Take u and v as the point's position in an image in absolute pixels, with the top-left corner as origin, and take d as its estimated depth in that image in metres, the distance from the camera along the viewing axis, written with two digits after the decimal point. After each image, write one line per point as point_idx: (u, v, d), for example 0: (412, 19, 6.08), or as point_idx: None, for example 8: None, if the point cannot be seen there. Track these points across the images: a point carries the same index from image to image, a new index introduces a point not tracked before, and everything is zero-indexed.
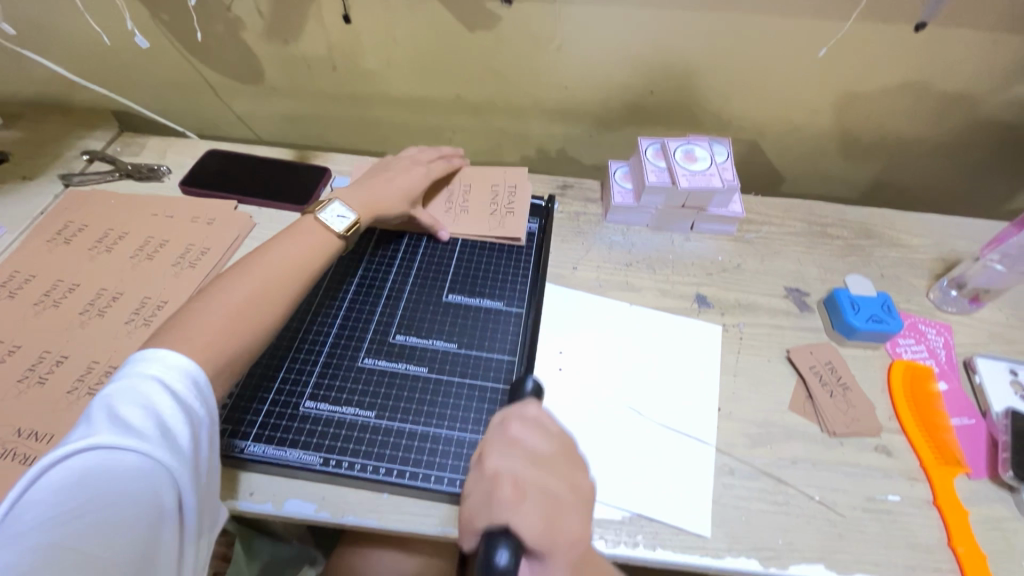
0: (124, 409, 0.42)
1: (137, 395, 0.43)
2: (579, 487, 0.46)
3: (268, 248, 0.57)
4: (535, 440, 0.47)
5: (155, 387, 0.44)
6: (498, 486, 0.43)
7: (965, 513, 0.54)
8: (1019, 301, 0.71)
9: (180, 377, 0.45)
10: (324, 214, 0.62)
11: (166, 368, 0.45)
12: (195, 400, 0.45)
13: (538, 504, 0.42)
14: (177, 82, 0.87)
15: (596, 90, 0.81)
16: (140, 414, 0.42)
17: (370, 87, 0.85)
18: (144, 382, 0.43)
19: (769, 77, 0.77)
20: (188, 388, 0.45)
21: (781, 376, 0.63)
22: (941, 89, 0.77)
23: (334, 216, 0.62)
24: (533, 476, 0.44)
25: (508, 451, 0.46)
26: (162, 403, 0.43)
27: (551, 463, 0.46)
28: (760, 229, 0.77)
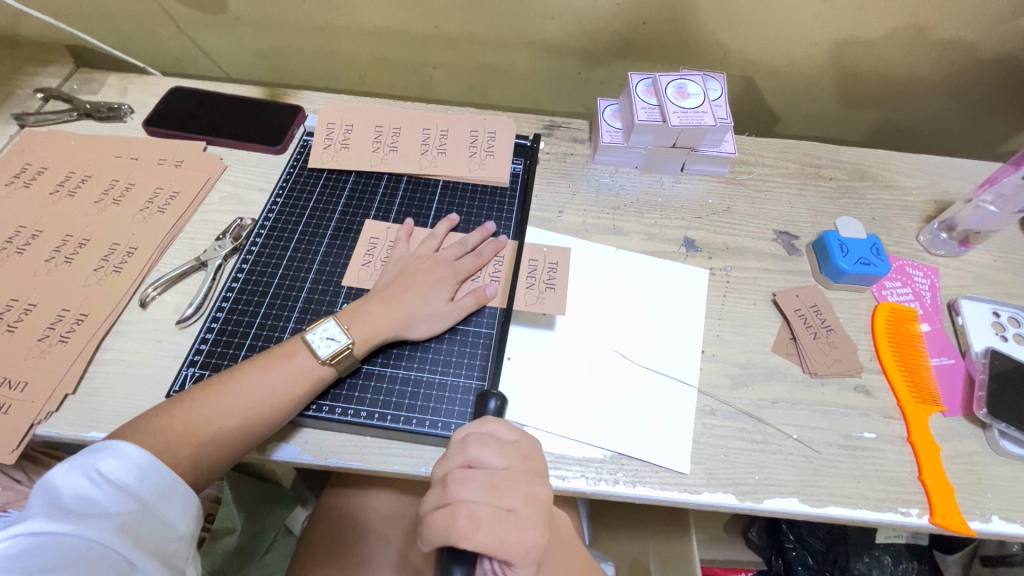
0: (74, 492, 0.40)
1: (85, 479, 0.41)
2: (538, 496, 0.41)
3: (231, 374, 0.50)
4: (491, 456, 0.42)
5: (109, 472, 0.42)
6: (451, 519, 0.39)
7: (937, 448, 0.55)
8: (1008, 243, 0.71)
9: (125, 459, 0.43)
10: (309, 334, 0.53)
11: (118, 453, 0.43)
12: (139, 480, 0.43)
13: (494, 532, 0.38)
14: (134, 13, 0.81)
15: (584, 21, 0.76)
16: (88, 500, 0.40)
17: (342, 17, 0.79)
18: (91, 463, 0.42)
19: (768, 8, 0.73)
20: (134, 466, 0.43)
21: (767, 318, 0.63)
22: (946, 20, 0.73)
23: (322, 340, 0.53)
24: (491, 501, 0.40)
25: (465, 475, 0.40)
26: (110, 485, 0.41)
27: (511, 481, 0.41)
28: (752, 170, 0.75)
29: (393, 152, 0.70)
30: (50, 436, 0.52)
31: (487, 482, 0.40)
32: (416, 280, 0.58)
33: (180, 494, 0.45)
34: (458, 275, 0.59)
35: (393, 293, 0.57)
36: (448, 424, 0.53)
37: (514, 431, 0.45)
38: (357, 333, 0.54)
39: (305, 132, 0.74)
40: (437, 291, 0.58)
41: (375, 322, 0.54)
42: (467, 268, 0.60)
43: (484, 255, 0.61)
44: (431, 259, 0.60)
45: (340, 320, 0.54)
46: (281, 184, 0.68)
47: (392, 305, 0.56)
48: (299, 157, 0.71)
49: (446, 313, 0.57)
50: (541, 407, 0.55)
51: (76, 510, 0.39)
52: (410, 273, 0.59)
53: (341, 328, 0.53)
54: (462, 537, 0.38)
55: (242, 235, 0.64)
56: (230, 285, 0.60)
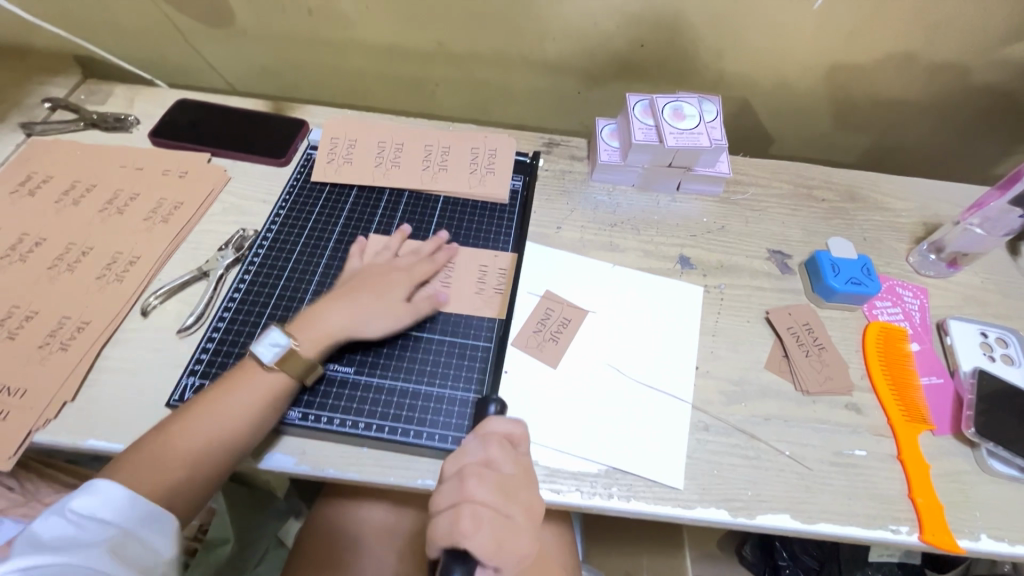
0: (53, 527, 0.40)
1: (59, 517, 0.41)
2: (534, 509, 0.45)
3: (208, 395, 0.51)
4: (505, 462, 0.46)
5: (83, 509, 0.42)
6: (456, 519, 0.41)
7: (927, 467, 0.56)
8: (995, 265, 0.72)
9: (96, 491, 0.43)
10: (308, 348, 0.54)
11: (89, 492, 0.43)
12: (116, 510, 0.43)
13: (494, 537, 0.41)
14: (144, 27, 0.83)
15: (584, 43, 0.79)
16: (64, 533, 0.40)
17: (348, 34, 0.81)
18: (64, 503, 0.42)
19: (761, 34, 0.75)
20: (111, 497, 0.44)
21: (760, 336, 0.64)
22: (933, 47, 0.75)
23: (268, 349, 0.54)
24: (497, 499, 0.42)
25: (480, 473, 0.43)
26: (88, 519, 0.42)
27: (514, 487, 0.44)
28: (746, 190, 0.77)
29: (395, 167, 0.72)
30: (46, 444, 0.52)
31: (496, 485, 0.43)
32: (366, 283, 0.59)
33: (161, 518, 0.45)
34: (414, 279, 0.61)
35: (392, 305, 0.58)
36: (445, 436, 0.54)
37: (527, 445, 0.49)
38: None
39: (309, 146, 0.75)
40: (390, 293, 0.59)
41: (319, 327, 0.55)
42: (422, 272, 0.61)
43: (438, 260, 0.63)
44: (385, 265, 0.62)
45: (286, 329, 0.55)
46: (284, 196, 0.70)
47: (338, 308, 0.57)
48: (303, 170, 0.72)
49: (399, 314, 0.58)
50: (538, 421, 0.56)
51: (58, 543, 0.40)
52: (361, 278, 0.60)
53: (288, 335, 0.54)
54: (464, 534, 0.40)
55: (244, 246, 0.65)
56: (231, 295, 0.61)
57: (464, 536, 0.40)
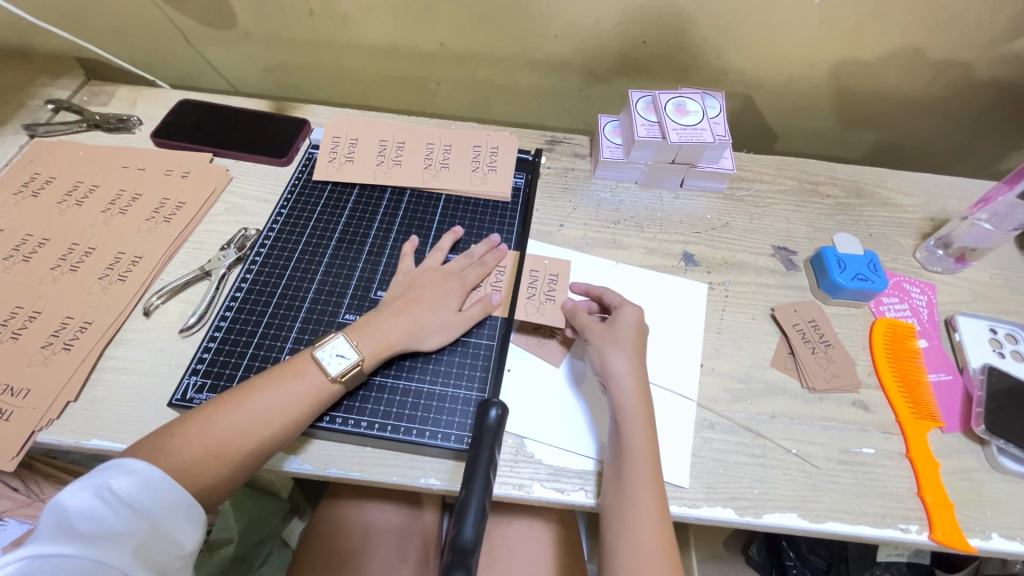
0: (88, 505, 0.40)
1: (95, 496, 0.41)
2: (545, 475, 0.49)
3: (245, 392, 0.50)
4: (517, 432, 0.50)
5: (121, 490, 0.42)
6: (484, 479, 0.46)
7: (936, 464, 0.55)
8: (1003, 261, 0.71)
9: (134, 476, 0.43)
10: (321, 352, 0.53)
11: (129, 474, 0.43)
12: (150, 498, 0.43)
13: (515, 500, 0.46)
14: (146, 29, 0.83)
15: (586, 41, 0.78)
16: (97, 517, 0.40)
17: (349, 34, 0.81)
18: (103, 482, 0.42)
19: (763, 29, 0.75)
20: (149, 483, 0.43)
21: (766, 333, 0.63)
22: (939, 41, 0.74)
23: (331, 357, 0.53)
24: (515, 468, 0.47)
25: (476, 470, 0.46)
26: (125, 502, 0.42)
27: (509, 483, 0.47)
28: (751, 187, 0.76)
29: (398, 166, 0.72)
30: (50, 444, 0.52)
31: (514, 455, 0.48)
32: (425, 292, 0.59)
33: (188, 510, 0.45)
34: (465, 286, 0.60)
35: (403, 305, 0.57)
36: (447, 435, 0.53)
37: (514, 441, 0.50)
38: (369, 350, 0.54)
39: (310, 145, 0.75)
40: (445, 302, 0.59)
41: (384, 336, 0.55)
42: (473, 278, 0.61)
43: (488, 264, 0.63)
44: (439, 271, 0.61)
45: (349, 337, 0.54)
46: (287, 195, 0.70)
47: (403, 318, 0.56)
48: (304, 170, 0.72)
49: (454, 322, 0.58)
50: (541, 422, 0.55)
51: (84, 529, 0.40)
52: (419, 287, 0.60)
53: (351, 345, 0.53)
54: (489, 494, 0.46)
55: (246, 246, 0.65)
56: (233, 295, 0.61)
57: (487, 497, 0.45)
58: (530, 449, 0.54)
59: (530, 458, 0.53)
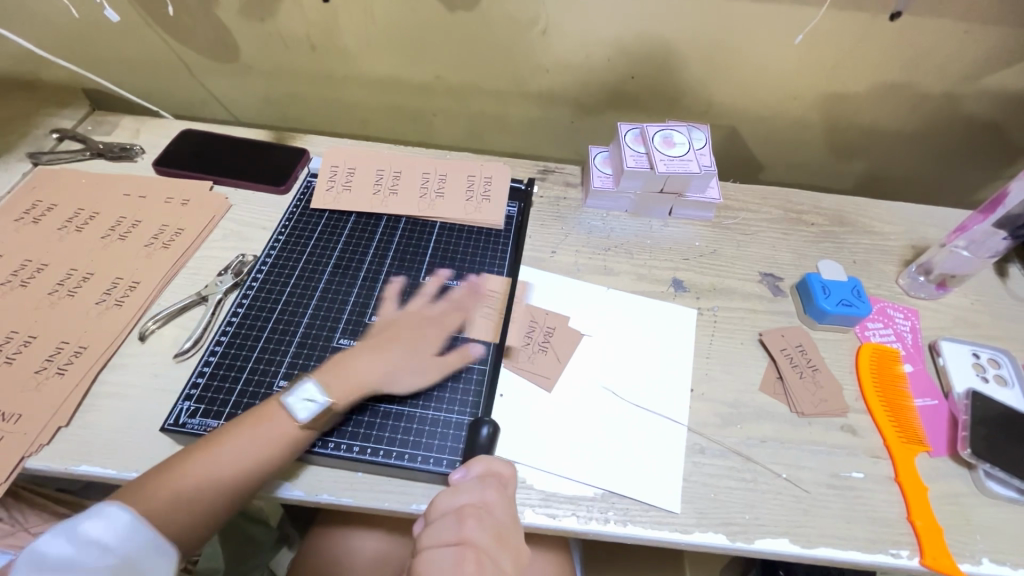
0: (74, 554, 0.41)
1: (69, 541, 0.41)
2: (521, 556, 0.46)
3: (213, 442, 0.49)
4: (499, 504, 0.47)
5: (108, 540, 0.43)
6: (461, 557, 0.42)
7: (924, 489, 0.56)
8: (984, 287, 0.73)
9: (110, 519, 0.43)
10: (290, 397, 0.52)
11: (118, 528, 0.43)
12: (131, 554, 0.43)
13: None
14: (152, 62, 0.86)
15: (577, 76, 0.82)
16: (71, 564, 0.40)
17: (349, 68, 0.84)
18: (77, 527, 0.42)
19: (744, 66, 0.78)
20: (138, 536, 0.44)
21: (754, 358, 0.64)
22: (911, 77, 0.78)
23: (302, 402, 0.52)
24: (491, 546, 0.44)
25: (477, 514, 0.45)
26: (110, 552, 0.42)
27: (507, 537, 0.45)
28: (737, 215, 0.78)
29: (394, 194, 0.73)
30: (38, 470, 0.52)
31: (492, 531, 0.44)
32: (403, 335, 0.59)
33: (163, 554, 0.44)
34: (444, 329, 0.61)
35: (379, 346, 0.57)
36: (439, 460, 0.53)
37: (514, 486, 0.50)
38: (340, 392, 0.53)
39: (309, 174, 0.77)
40: (423, 344, 0.59)
41: (358, 380, 0.55)
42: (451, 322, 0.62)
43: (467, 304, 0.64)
44: (421, 315, 0.62)
45: (319, 382, 0.54)
46: (284, 222, 0.71)
47: (379, 359, 0.56)
48: (302, 198, 0.74)
49: (431, 365, 0.58)
50: (533, 447, 0.56)
51: None
52: (397, 329, 0.60)
53: (322, 390, 0.53)
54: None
55: (243, 271, 0.66)
56: (228, 320, 0.61)
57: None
58: (522, 474, 0.54)
59: (522, 483, 0.54)
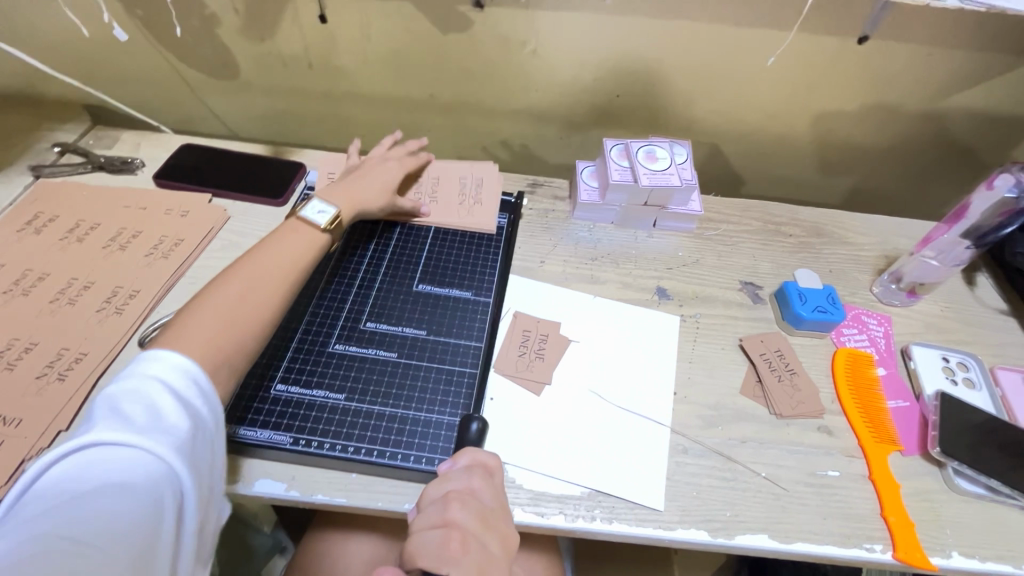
0: (133, 403, 0.43)
1: (130, 399, 0.43)
2: (509, 541, 0.47)
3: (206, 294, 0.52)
4: (486, 491, 0.49)
5: (161, 374, 0.45)
6: (446, 537, 0.44)
7: (897, 486, 0.58)
8: (953, 295, 0.77)
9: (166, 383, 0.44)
10: (304, 211, 0.63)
11: (170, 361, 0.46)
12: (199, 399, 0.45)
13: (477, 561, 0.43)
14: (153, 78, 0.88)
15: (565, 94, 0.85)
16: (133, 415, 0.42)
17: (345, 85, 0.87)
18: (136, 388, 0.44)
19: (723, 86, 0.82)
20: (201, 390, 0.46)
21: (735, 362, 0.67)
22: (879, 96, 0.83)
23: (315, 213, 0.63)
24: (477, 528, 0.45)
25: (463, 499, 0.47)
26: (171, 394, 0.44)
27: (494, 520, 0.47)
28: (719, 227, 0.81)
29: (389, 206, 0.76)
30: None
31: (477, 514, 0.46)
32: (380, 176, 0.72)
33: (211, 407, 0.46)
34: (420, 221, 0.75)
35: (360, 178, 0.70)
36: (432, 460, 0.55)
37: (502, 478, 0.52)
38: (342, 206, 0.66)
39: (306, 187, 0.80)
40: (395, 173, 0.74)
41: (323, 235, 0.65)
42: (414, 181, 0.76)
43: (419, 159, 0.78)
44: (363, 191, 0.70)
45: (322, 199, 0.65)
46: None
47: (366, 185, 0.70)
48: None
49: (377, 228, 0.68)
50: (523, 448, 0.57)
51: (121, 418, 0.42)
52: (375, 173, 0.72)
53: (326, 202, 0.64)
54: (452, 555, 0.43)
55: None
56: None
57: (449, 559, 0.42)
58: (511, 474, 0.56)
59: (512, 483, 0.55)
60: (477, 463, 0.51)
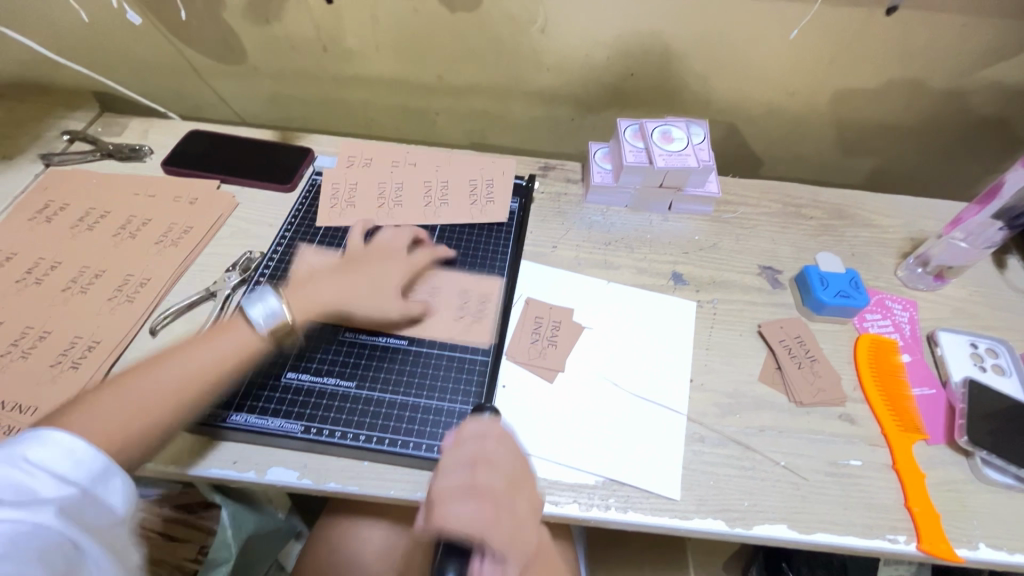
0: (36, 473, 0.39)
1: (15, 467, 0.39)
2: (534, 503, 0.48)
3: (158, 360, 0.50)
4: (508, 455, 0.49)
5: (39, 454, 0.40)
6: (481, 501, 0.43)
7: (922, 476, 0.56)
8: (982, 278, 0.74)
9: (56, 446, 0.41)
10: (251, 305, 0.55)
11: (51, 440, 0.41)
12: (84, 465, 0.41)
13: (511, 522, 0.43)
14: (160, 64, 0.87)
15: (577, 73, 0.83)
16: (23, 486, 0.38)
17: (352, 68, 0.85)
18: (21, 451, 0.40)
19: (743, 62, 0.79)
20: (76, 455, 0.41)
21: (753, 349, 0.65)
22: (909, 70, 0.79)
23: (262, 314, 0.55)
24: (506, 491, 0.46)
25: (489, 464, 0.46)
26: (45, 471, 0.40)
27: (518, 483, 0.47)
28: (737, 210, 0.79)
29: (398, 206, 0.74)
30: None
31: (505, 478, 0.46)
32: (366, 269, 0.62)
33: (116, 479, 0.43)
34: (406, 271, 0.64)
35: (343, 273, 0.61)
36: None
37: (515, 440, 0.52)
38: (300, 312, 0.57)
39: (314, 172, 0.79)
40: (386, 283, 0.62)
41: (318, 306, 0.58)
42: (410, 269, 0.65)
43: (415, 258, 0.66)
44: (377, 254, 0.64)
45: (281, 297, 0.57)
46: (291, 220, 0.73)
47: (340, 287, 0.60)
48: (308, 195, 0.76)
49: (382, 303, 0.61)
50: (536, 436, 0.57)
51: (9, 496, 0.37)
52: (359, 263, 0.63)
53: (281, 304, 0.56)
54: (490, 517, 0.43)
55: (250, 267, 0.67)
56: None
57: (488, 520, 0.42)
58: None
59: None
60: (495, 426, 0.51)
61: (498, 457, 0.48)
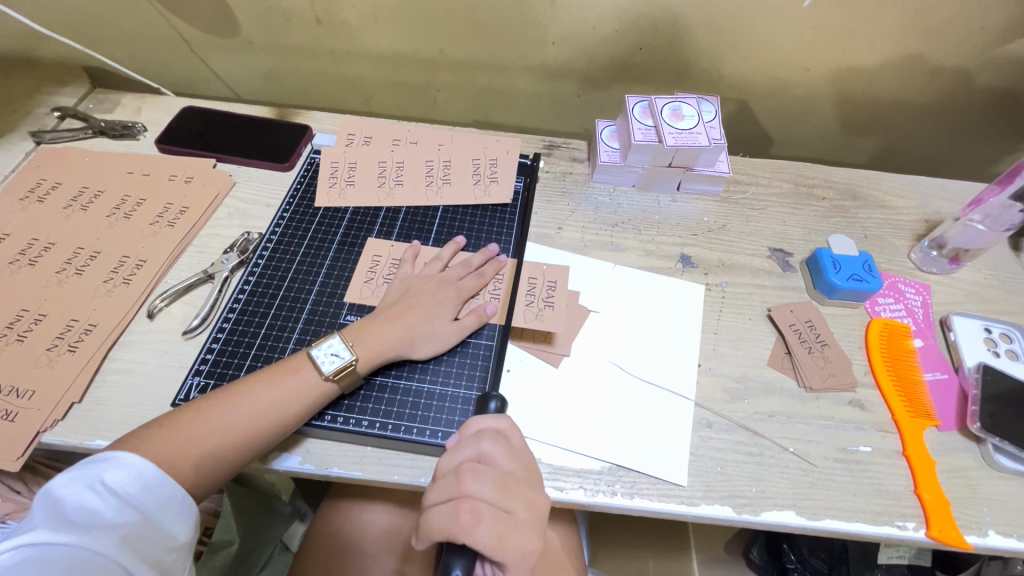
0: (98, 496, 0.43)
1: (88, 489, 0.43)
2: (537, 505, 0.45)
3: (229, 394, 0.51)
4: (501, 458, 0.46)
5: (111, 478, 0.44)
6: (460, 511, 0.42)
7: (932, 462, 0.56)
8: (998, 262, 0.72)
9: (127, 469, 0.44)
10: (316, 350, 0.54)
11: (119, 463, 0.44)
12: (146, 491, 0.44)
13: (494, 531, 0.42)
14: (151, 37, 0.84)
15: (584, 47, 0.80)
16: (89, 510, 0.42)
17: (350, 41, 0.82)
18: (95, 474, 0.43)
19: (757, 36, 0.76)
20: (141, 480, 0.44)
21: (763, 333, 0.64)
22: (929, 44, 0.75)
23: (326, 355, 0.54)
24: (496, 497, 0.43)
25: (477, 470, 0.44)
26: (111, 493, 0.43)
27: (513, 486, 0.44)
28: (747, 190, 0.77)
29: (399, 186, 0.72)
30: (54, 445, 0.52)
31: (495, 483, 0.43)
32: (420, 300, 0.59)
33: (178, 503, 0.46)
34: (461, 295, 0.61)
35: (398, 311, 0.58)
36: (448, 434, 0.54)
37: (519, 438, 0.49)
38: (363, 352, 0.55)
39: (312, 150, 0.76)
40: (441, 310, 0.59)
41: (376, 342, 0.55)
42: (469, 287, 0.61)
43: (486, 274, 0.63)
44: (435, 280, 0.61)
45: (345, 337, 0.55)
46: (289, 199, 0.71)
47: (397, 324, 0.57)
48: (307, 174, 0.74)
49: (448, 332, 0.58)
50: (541, 422, 0.56)
51: (77, 519, 0.41)
52: (413, 294, 0.60)
53: (346, 344, 0.54)
54: (467, 528, 0.41)
55: (249, 249, 0.66)
56: (236, 297, 0.61)
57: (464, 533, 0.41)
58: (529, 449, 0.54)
59: None
60: (489, 429, 0.48)
61: (488, 460, 0.45)
